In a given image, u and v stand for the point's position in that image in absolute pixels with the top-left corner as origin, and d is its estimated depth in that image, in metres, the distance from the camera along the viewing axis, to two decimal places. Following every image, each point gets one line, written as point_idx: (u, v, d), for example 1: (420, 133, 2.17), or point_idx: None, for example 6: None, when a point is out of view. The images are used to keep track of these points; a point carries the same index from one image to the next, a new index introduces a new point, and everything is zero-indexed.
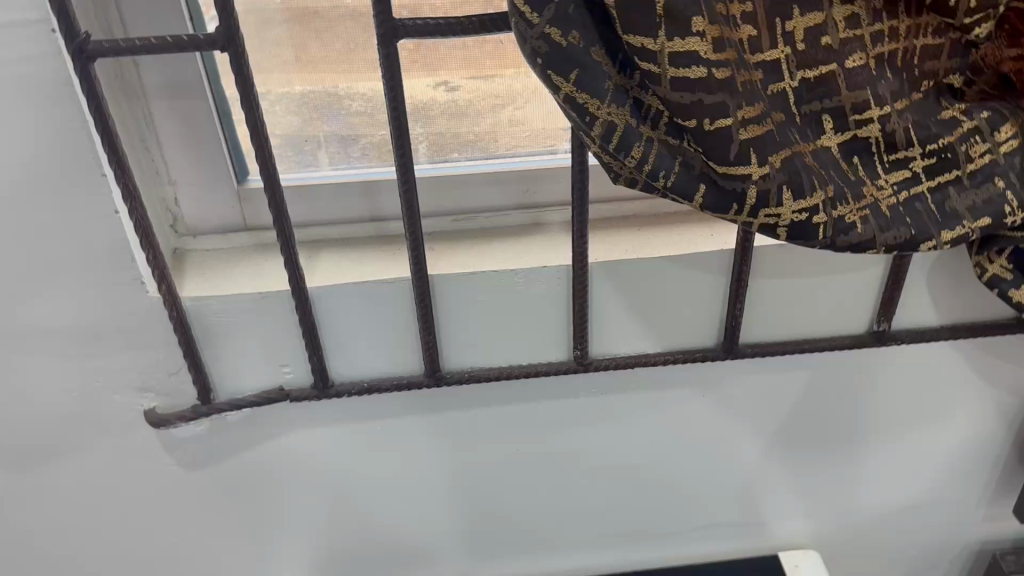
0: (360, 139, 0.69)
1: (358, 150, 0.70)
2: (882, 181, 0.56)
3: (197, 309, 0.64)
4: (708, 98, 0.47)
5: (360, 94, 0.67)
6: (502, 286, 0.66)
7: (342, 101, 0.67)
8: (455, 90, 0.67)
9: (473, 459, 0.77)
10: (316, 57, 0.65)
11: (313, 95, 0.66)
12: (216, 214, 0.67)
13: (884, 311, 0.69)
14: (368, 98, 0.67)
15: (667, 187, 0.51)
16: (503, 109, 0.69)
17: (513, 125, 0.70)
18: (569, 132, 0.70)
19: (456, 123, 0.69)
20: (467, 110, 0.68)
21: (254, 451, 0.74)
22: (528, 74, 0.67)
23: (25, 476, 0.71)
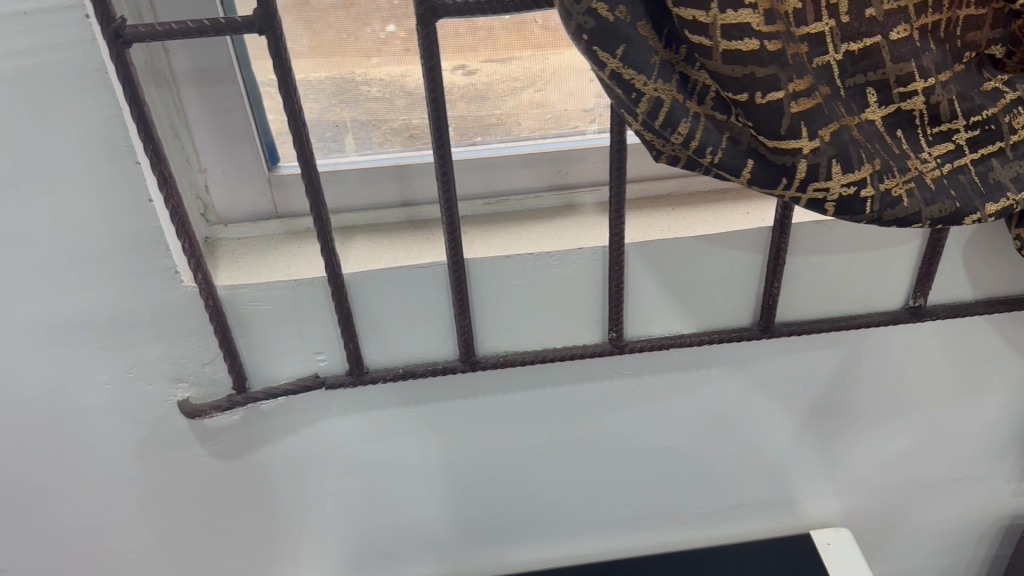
0: (380, 125, 0.68)
1: (378, 136, 0.69)
2: (925, 154, 0.55)
3: (232, 298, 0.63)
4: (760, 71, 0.46)
5: (377, 80, 0.66)
6: (537, 268, 0.65)
7: (359, 88, 0.66)
8: (473, 73, 0.66)
9: (506, 443, 0.77)
10: (329, 44, 0.63)
11: (329, 83, 0.65)
12: (247, 202, 0.67)
13: (920, 286, 0.68)
14: (385, 83, 0.66)
15: (714, 162, 0.51)
16: (524, 91, 0.68)
17: (534, 107, 0.69)
18: (592, 111, 0.69)
19: (476, 106, 0.68)
20: (486, 93, 0.67)
21: (287, 439, 0.73)
22: (542, 57, 0.66)
23: (59, 469, 0.70)
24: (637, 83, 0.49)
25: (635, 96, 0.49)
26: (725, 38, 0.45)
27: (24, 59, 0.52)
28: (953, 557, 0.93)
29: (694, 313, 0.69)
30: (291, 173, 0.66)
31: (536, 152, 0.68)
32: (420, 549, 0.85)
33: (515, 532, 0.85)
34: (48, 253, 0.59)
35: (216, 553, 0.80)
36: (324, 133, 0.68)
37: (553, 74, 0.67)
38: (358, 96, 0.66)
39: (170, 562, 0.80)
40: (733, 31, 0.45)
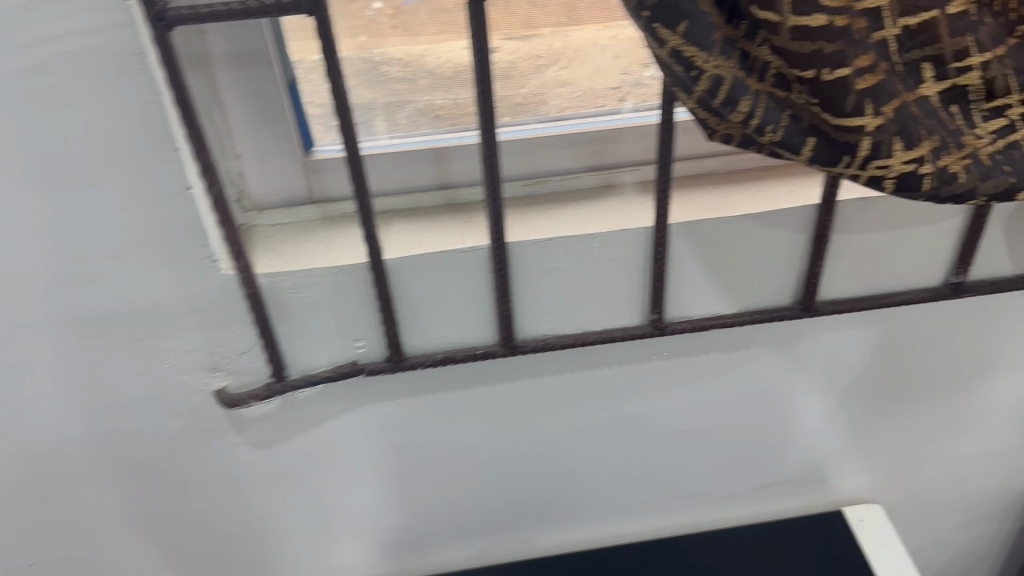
0: (406, 105, 0.67)
1: (406, 118, 0.68)
2: (980, 130, 0.52)
3: (271, 286, 0.62)
4: (826, 46, 0.46)
5: (397, 59, 0.66)
6: (579, 250, 0.64)
7: (381, 69, 0.66)
8: (493, 51, 0.66)
9: (542, 427, 0.77)
10: (352, 23, 0.62)
11: (350, 63, 0.64)
12: (283, 187, 0.65)
13: (961, 262, 0.68)
14: (406, 63, 0.66)
15: (774, 141, 0.50)
16: (549, 69, 0.68)
17: (560, 85, 0.68)
18: (624, 87, 0.68)
19: (504, 84, 0.67)
20: (509, 72, 0.67)
21: (323, 427, 0.73)
22: (565, 32, 0.67)
23: (95, 460, 0.70)
24: (698, 60, 0.48)
25: (695, 73, 0.48)
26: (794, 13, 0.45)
27: (63, 45, 0.50)
28: (978, 529, 0.94)
29: (735, 294, 0.68)
30: (327, 157, 0.65)
31: (575, 132, 0.67)
32: (454, 532, 0.85)
33: (549, 513, 0.85)
34: (85, 244, 0.58)
35: (251, 540, 0.80)
36: (352, 117, 0.66)
37: (577, 49, 0.68)
38: (378, 75, 0.66)
39: (204, 550, 0.79)
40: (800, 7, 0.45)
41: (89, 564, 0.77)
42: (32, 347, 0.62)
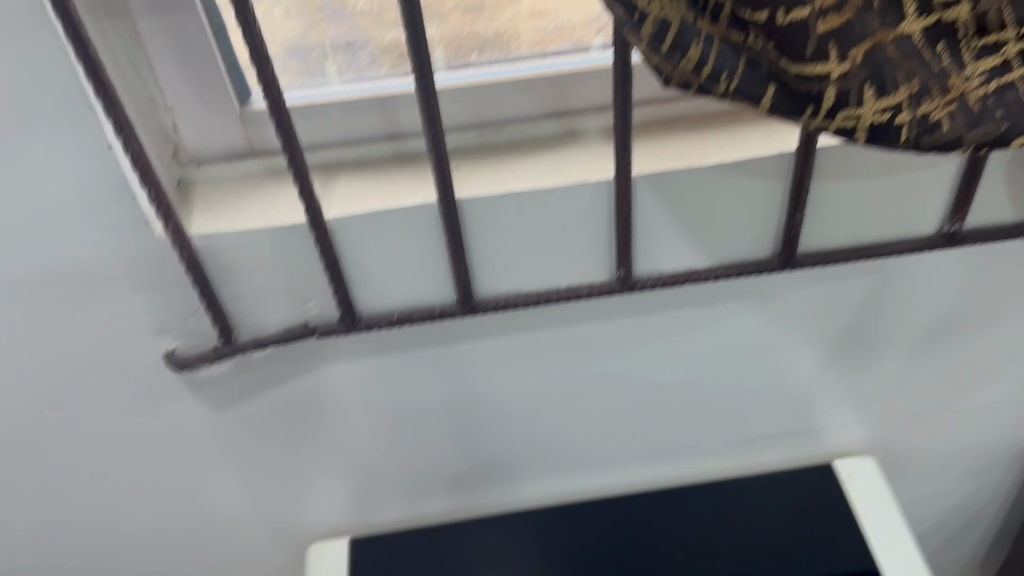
0: (367, 43, 0.62)
1: (363, 57, 0.62)
2: (970, 72, 0.41)
3: (208, 247, 0.59)
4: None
5: None
6: (537, 205, 0.60)
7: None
8: None
9: (512, 385, 0.74)
10: None
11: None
12: (220, 141, 0.61)
13: (957, 209, 0.62)
14: None
15: (730, 90, 0.45)
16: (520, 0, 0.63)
17: (534, 17, 0.63)
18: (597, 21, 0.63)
19: (471, 19, 0.63)
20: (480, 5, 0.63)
21: (283, 388, 0.70)
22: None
23: (49, 424, 0.68)
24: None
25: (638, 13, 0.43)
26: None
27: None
28: (973, 479, 0.91)
29: (709, 247, 0.64)
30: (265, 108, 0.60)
31: (534, 76, 0.62)
32: (429, 488, 0.83)
33: (526, 469, 0.83)
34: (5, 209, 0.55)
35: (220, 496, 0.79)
36: (302, 60, 0.62)
37: None
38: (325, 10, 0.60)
39: (174, 507, 0.78)
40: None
41: (59, 521, 0.77)
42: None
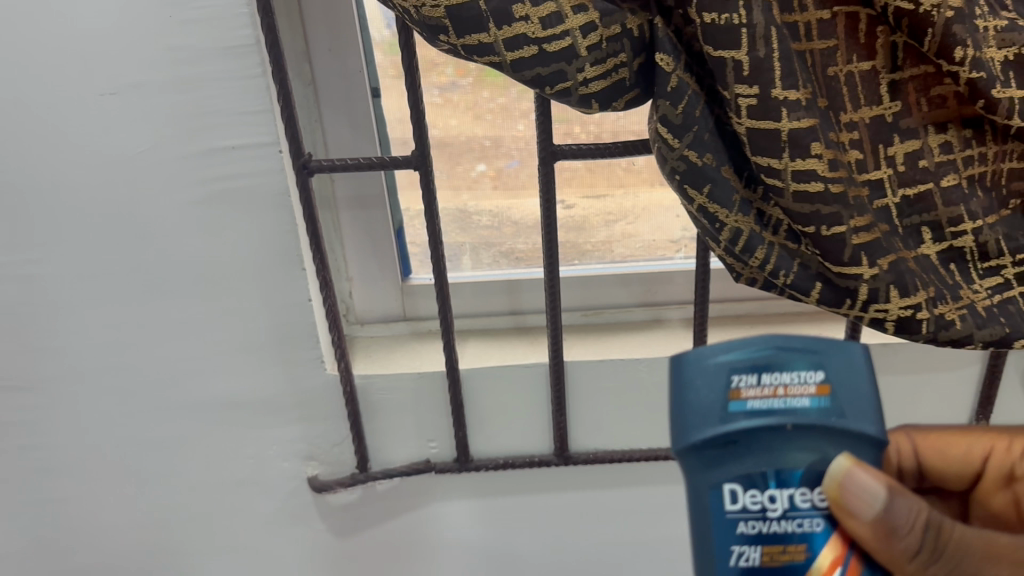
0: (515, 254, 0.81)
1: (506, 259, 0.81)
2: (977, 286, 0.60)
3: (364, 386, 0.74)
4: (746, 90, 0.53)
5: (490, 212, 0.78)
6: (626, 372, 0.74)
7: (472, 217, 0.78)
8: (570, 207, 0.76)
9: (588, 544, 0.83)
10: (464, 180, 0.76)
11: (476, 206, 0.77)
12: (382, 306, 0.79)
13: (987, 389, 0.74)
14: (498, 216, 0.78)
15: (787, 284, 0.60)
16: (617, 223, 0.77)
17: (627, 237, 0.79)
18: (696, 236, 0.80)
19: (579, 236, 0.78)
20: (588, 225, 0.77)
21: (393, 522, 0.81)
22: (635, 195, 0.76)
23: (196, 532, 0.81)
24: (505, 47, 0.53)
25: (668, 157, 0.59)
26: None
27: (224, 154, 0.63)
28: None
29: None
30: (421, 284, 0.78)
31: (627, 272, 0.77)
32: None
33: None
34: (212, 334, 0.71)
35: None
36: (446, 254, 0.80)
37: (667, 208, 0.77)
38: (470, 222, 0.78)
39: None
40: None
41: None
42: (159, 417, 0.75)
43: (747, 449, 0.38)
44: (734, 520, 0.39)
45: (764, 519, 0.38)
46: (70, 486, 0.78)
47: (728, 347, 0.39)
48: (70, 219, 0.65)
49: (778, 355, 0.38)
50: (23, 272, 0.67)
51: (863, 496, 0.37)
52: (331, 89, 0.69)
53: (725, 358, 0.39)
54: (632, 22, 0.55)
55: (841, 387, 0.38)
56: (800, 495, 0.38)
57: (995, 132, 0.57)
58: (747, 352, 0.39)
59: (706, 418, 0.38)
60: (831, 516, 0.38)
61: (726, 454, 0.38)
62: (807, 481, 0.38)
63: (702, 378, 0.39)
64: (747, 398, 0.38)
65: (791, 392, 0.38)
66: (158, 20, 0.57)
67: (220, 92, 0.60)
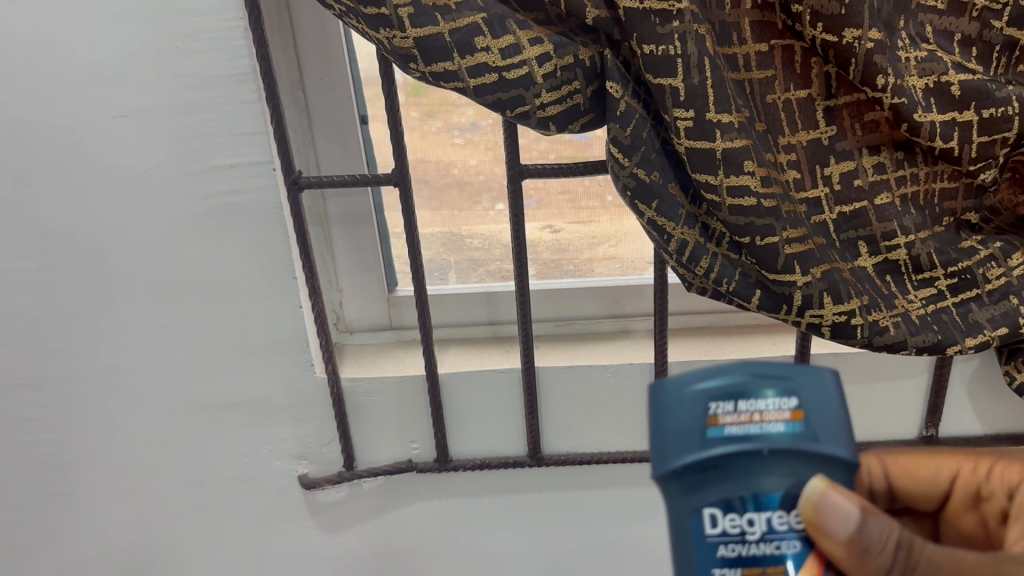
0: (496, 270, 0.87)
1: (487, 275, 0.87)
2: (911, 296, 0.64)
3: (350, 389, 0.80)
4: (683, 113, 0.57)
5: (480, 235, 0.84)
6: (594, 379, 0.79)
7: (464, 240, 0.85)
8: (558, 232, 0.83)
9: (562, 544, 0.88)
10: (448, 200, 0.82)
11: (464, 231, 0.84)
12: (370, 317, 0.86)
13: (933, 398, 0.78)
14: (486, 237, 0.84)
15: (730, 291, 0.64)
16: (600, 246, 0.84)
17: (608, 259, 0.85)
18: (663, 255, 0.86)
19: (560, 255, 0.85)
20: (569, 246, 0.84)
21: (378, 520, 0.87)
22: (620, 221, 0.82)
23: (195, 525, 0.87)
24: (468, 74, 0.58)
25: (620, 174, 0.62)
26: (570, 6, 0.57)
27: (222, 170, 0.70)
28: None
29: None
30: (406, 295, 0.85)
31: (596, 287, 0.85)
32: None
33: None
34: (211, 338, 0.77)
35: None
36: (433, 270, 0.87)
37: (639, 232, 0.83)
38: (461, 244, 0.85)
39: None
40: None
41: None
42: (162, 415, 0.81)
43: (725, 476, 0.36)
44: (714, 544, 0.36)
45: (744, 543, 0.36)
46: (79, 479, 0.85)
47: (707, 372, 0.37)
48: (85, 229, 0.72)
49: (754, 381, 0.36)
50: (40, 279, 0.75)
51: (838, 518, 0.35)
52: (323, 116, 0.77)
53: (700, 383, 0.37)
54: (585, 53, 0.59)
55: (814, 411, 0.36)
56: (777, 519, 0.36)
57: (925, 154, 0.61)
58: (723, 377, 0.37)
59: (683, 443, 0.36)
60: (807, 537, 0.36)
61: (704, 479, 0.36)
62: (785, 503, 0.36)
63: (681, 402, 0.37)
64: (725, 425, 0.36)
65: (767, 418, 0.36)
66: (165, 51, 0.65)
67: (218, 114, 0.67)
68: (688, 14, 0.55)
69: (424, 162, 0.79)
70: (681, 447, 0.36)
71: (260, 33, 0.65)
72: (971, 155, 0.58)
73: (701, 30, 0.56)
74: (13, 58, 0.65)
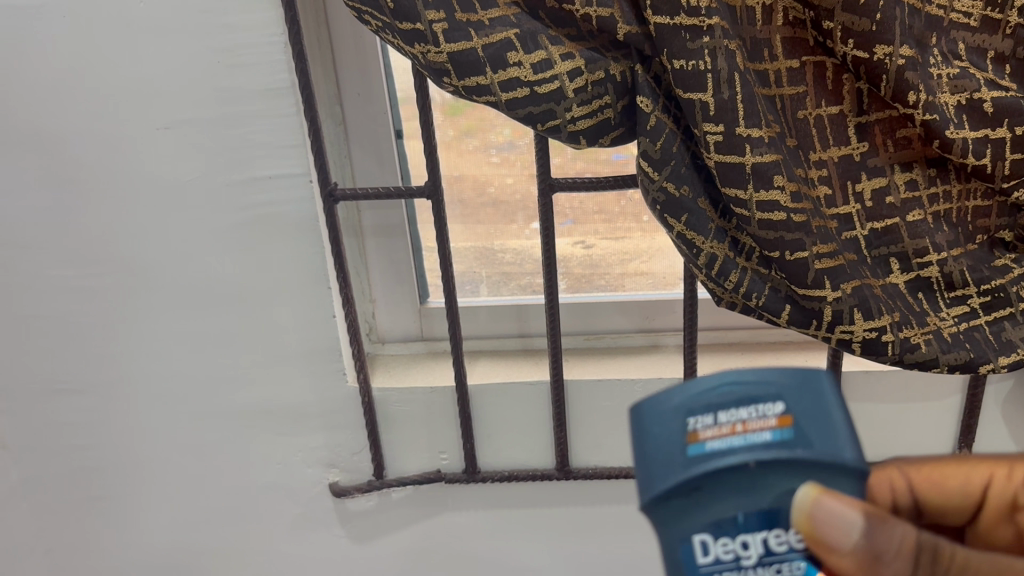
0: (528, 284, 0.88)
1: (519, 288, 0.88)
2: (944, 313, 0.63)
3: (382, 399, 0.81)
4: (713, 128, 0.57)
5: (512, 249, 0.85)
6: (623, 392, 0.80)
7: (496, 254, 0.86)
8: (590, 247, 0.83)
9: (589, 558, 0.88)
10: (481, 216, 0.83)
11: (497, 245, 0.85)
12: (403, 329, 0.87)
13: (966, 417, 0.77)
14: (518, 251, 0.85)
15: (760, 305, 0.64)
16: (631, 262, 0.84)
17: (639, 275, 0.86)
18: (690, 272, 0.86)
19: (591, 270, 0.85)
20: (600, 261, 0.85)
21: (407, 530, 0.87)
22: (652, 237, 0.82)
23: (225, 530, 0.88)
24: (500, 88, 0.59)
25: (650, 189, 0.63)
26: (602, 23, 0.58)
27: (262, 182, 0.71)
28: None
29: None
30: (437, 307, 0.86)
31: (627, 301, 0.86)
32: None
33: None
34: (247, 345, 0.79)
35: None
36: (465, 283, 0.88)
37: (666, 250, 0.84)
38: (493, 258, 0.86)
39: None
40: (608, 16, 0.58)
41: None
42: (196, 421, 0.83)
43: (714, 495, 0.32)
44: (709, 573, 0.33)
45: (740, 569, 0.33)
46: (114, 482, 0.86)
47: (682, 388, 0.34)
48: (126, 237, 0.74)
49: (734, 390, 0.33)
50: (83, 285, 0.77)
51: (836, 524, 0.32)
52: (359, 130, 0.78)
53: (676, 400, 0.34)
54: (615, 68, 0.60)
55: (804, 416, 0.33)
56: (773, 540, 0.33)
57: (958, 171, 0.61)
58: (700, 390, 0.34)
59: (664, 464, 0.33)
60: (809, 554, 0.34)
61: (691, 502, 0.33)
62: (783, 518, 0.33)
63: (659, 424, 0.34)
64: (705, 440, 0.32)
65: (750, 428, 0.32)
66: (209, 65, 0.67)
67: (259, 127, 0.69)
68: (719, 30, 0.56)
69: (455, 176, 0.80)
70: (663, 468, 0.33)
71: (299, 48, 0.66)
72: (1003, 172, 0.57)
73: (732, 45, 0.56)
74: (64, 70, 0.68)
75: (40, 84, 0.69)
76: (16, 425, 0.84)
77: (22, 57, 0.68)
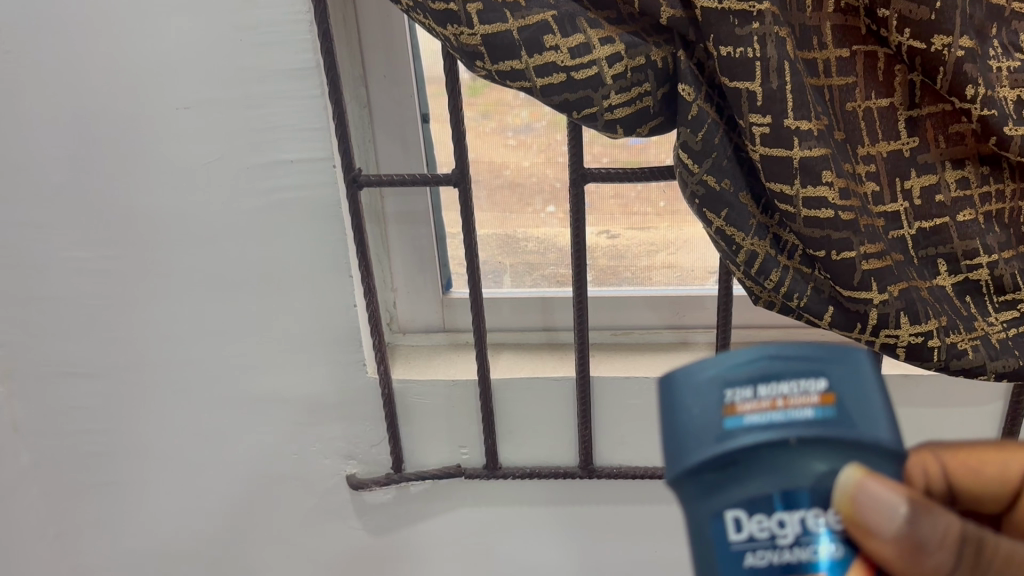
0: (552, 275, 0.85)
1: (543, 279, 0.85)
2: (992, 318, 0.60)
3: (402, 390, 0.79)
4: (760, 120, 0.54)
5: (536, 238, 0.82)
6: (650, 391, 0.77)
7: (520, 243, 0.83)
8: (616, 238, 0.80)
9: (609, 557, 0.86)
10: (507, 204, 0.80)
11: (522, 235, 0.82)
12: (423, 319, 0.85)
13: (1008, 424, 0.75)
14: (542, 240, 0.82)
15: (802, 306, 0.61)
16: (659, 254, 0.82)
17: (667, 267, 0.83)
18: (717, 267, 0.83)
19: (617, 262, 0.82)
20: (627, 253, 0.82)
21: (424, 524, 0.85)
22: (680, 228, 0.79)
23: (239, 518, 0.87)
24: (535, 73, 0.56)
25: (688, 181, 0.60)
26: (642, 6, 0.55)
27: (283, 165, 0.69)
28: None
29: None
30: (460, 298, 0.83)
31: (656, 296, 0.83)
32: None
33: None
34: (264, 333, 0.77)
35: None
36: (488, 273, 0.85)
37: (687, 243, 0.81)
38: (517, 247, 0.83)
39: None
40: None
41: None
42: (211, 408, 0.81)
43: (749, 474, 0.30)
44: (741, 553, 0.30)
45: (774, 549, 0.30)
46: (127, 468, 0.85)
47: (719, 358, 0.32)
48: (142, 219, 0.72)
49: (773, 362, 0.31)
50: (98, 268, 0.75)
51: (880, 508, 0.30)
52: (384, 113, 0.76)
53: (711, 371, 0.31)
54: (657, 54, 0.57)
55: (850, 393, 0.30)
56: (813, 519, 0.30)
57: (1012, 169, 0.58)
58: (737, 361, 0.31)
59: (697, 436, 0.30)
60: (850, 539, 0.30)
61: (725, 478, 0.30)
62: (823, 500, 0.30)
63: (692, 394, 0.31)
64: (744, 413, 0.30)
65: (792, 404, 0.30)
66: (230, 43, 0.64)
67: (282, 109, 0.67)
68: (769, 16, 0.52)
69: (483, 162, 0.78)
70: (694, 439, 0.30)
71: (325, 27, 0.64)
72: None
73: (782, 33, 0.53)
74: (80, 46, 0.66)
75: (56, 60, 0.66)
76: (28, 408, 0.82)
77: (37, 32, 0.65)
